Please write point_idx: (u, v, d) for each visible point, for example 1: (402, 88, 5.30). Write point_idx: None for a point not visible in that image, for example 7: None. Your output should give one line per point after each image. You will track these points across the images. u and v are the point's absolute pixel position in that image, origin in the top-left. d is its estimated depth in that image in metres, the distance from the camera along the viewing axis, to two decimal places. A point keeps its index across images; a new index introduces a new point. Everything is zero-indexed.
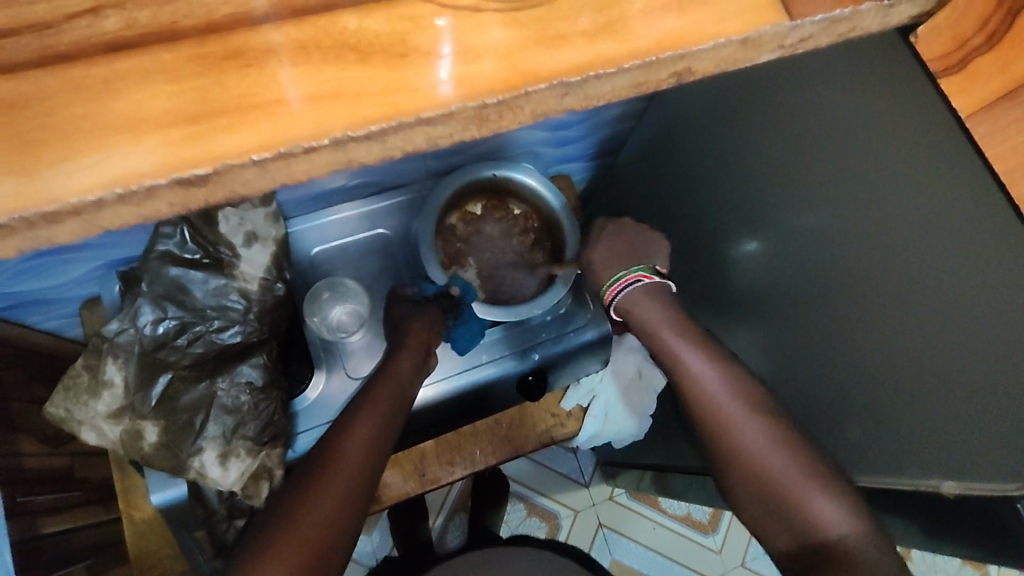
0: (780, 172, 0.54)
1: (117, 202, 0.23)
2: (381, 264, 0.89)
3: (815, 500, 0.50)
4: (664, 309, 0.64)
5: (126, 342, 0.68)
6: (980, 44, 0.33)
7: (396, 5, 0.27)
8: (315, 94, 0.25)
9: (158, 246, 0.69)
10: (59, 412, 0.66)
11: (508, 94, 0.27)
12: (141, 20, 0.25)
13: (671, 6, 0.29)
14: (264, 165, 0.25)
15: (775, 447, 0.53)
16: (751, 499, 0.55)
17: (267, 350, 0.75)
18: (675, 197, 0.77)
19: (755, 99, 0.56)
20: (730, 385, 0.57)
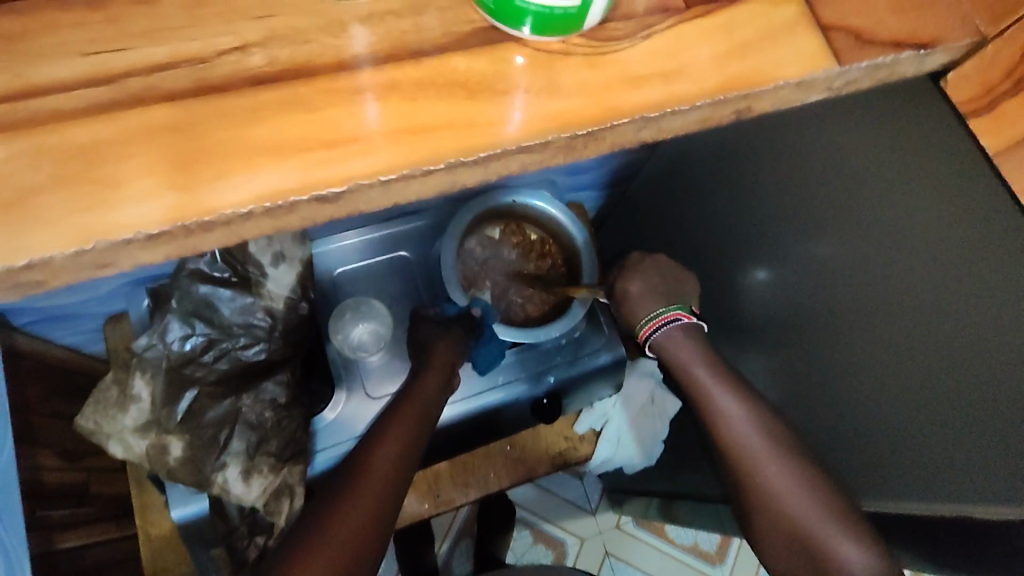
0: (794, 205, 0.58)
1: (262, 214, 0.27)
2: (399, 286, 0.92)
3: (840, 546, 0.52)
4: (696, 348, 0.66)
5: (154, 358, 0.71)
6: (1008, 89, 0.36)
7: (495, 49, 0.31)
8: (393, 130, 0.28)
9: (190, 265, 0.70)
10: (89, 425, 0.69)
11: (595, 127, 0.30)
12: (281, 57, 0.28)
13: (735, 53, 0.33)
14: (387, 185, 0.28)
15: (799, 490, 0.55)
16: (776, 539, 0.57)
17: (289, 369, 0.78)
18: (689, 225, 0.80)
19: (766, 139, 0.60)
20: (759, 427, 0.58)
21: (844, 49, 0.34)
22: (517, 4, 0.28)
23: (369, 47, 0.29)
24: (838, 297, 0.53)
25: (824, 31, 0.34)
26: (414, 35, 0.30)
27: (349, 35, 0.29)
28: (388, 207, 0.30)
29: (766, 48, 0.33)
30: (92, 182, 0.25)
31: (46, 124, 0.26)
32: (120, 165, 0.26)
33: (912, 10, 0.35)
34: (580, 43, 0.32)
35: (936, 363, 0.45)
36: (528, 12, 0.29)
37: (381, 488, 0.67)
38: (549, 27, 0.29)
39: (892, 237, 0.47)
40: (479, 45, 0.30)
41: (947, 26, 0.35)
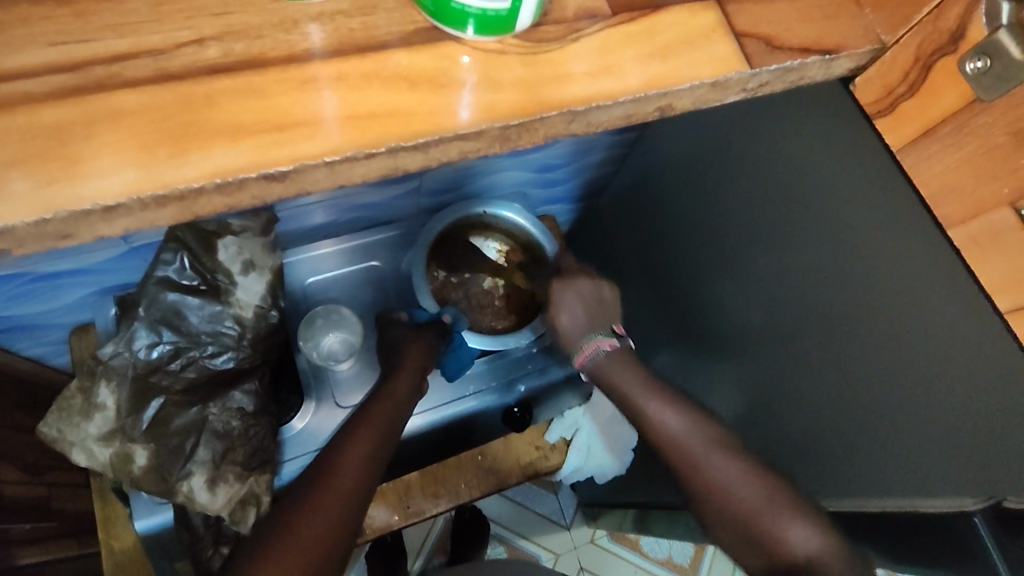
0: (737, 212, 0.62)
1: (214, 190, 0.29)
2: (371, 295, 0.94)
3: (787, 526, 0.54)
4: (626, 369, 0.65)
5: (120, 365, 0.70)
6: (904, 92, 0.40)
7: (436, 47, 0.33)
8: (343, 117, 0.31)
9: (158, 272, 0.70)
10: (52, 433, 0.68)
11: (526, 119, 0.33)
12: (236, 49, 0.31)
13: (656, 57, 0.36)
14: (333, 166, 0.30)
15: (747, 486, 0.57)
16: (731, 533, 0.58)
17: (257, 377, 0.78)
18: (649, 235, 0.84)
19: (716, 153, 0.64)
20: (700, 433, 0.60)
21: (756, 54, 0.38)
22: (458, 6, 0.31)
23: (320, 42, 0.32)
24: (783, 301, 0.57)
25: (739, 37, 0.38)
26: (362, 32, 0.33)
27: (301, 31, 0.32)
28: (335, 188, 0.32)
29: (686, 52, 0.37)
30: (57, 158, 0.28)
31: (13, 106, 0.28)
32: (83, 142, 0.28)
33: (817, 22, 0.39)
34: (515, 44, 0.35)
35: (865, 359, 0.49)
36: (468, 15, 0.32)
37: (344, 491, 0.67)
38: (488, 28, 0.32)
39: (834, 245, 0.50)
40: (422, 43, 0.33)
41: (847, 37, 0.40)
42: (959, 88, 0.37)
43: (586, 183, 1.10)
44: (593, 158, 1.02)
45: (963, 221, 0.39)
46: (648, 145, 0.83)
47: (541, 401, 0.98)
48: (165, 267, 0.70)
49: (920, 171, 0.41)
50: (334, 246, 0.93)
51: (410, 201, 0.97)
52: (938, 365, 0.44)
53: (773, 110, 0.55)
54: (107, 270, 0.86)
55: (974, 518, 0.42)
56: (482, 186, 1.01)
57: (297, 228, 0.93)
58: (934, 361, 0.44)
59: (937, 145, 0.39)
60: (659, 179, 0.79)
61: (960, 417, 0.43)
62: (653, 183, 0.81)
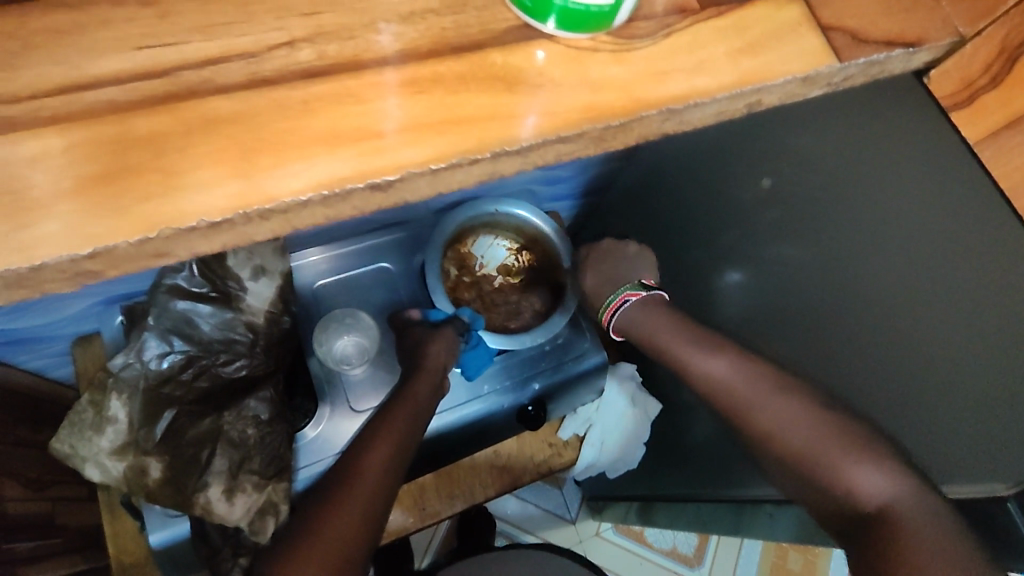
0: (764, 206, 0.61)
1: (321, 202, 0.27)
2: (382, 297, 0.92)
3: (854, 470, 0.51)
4: (659, 316, 0.71)
5: (131, 377, 0.67)
6: (985, 84, 0.40)
7: (526, 46, 0.32)
8: (409, 126, 0.29)
9: (167, 280, 0.69)
10: (64, 449, 0.66)
11: (626, 118, 0.32)
12: (328, 51, 0.29)
13: (746, 52, 0.35)
14: (437, 174, 0.29)
15: (798, 424, 0.55)
16: (792, 484, 0.56)
17: (272, 385, 0.76)
18: (671, 228, 0.83)
19: (748, 145, 0.63)
20: (741, 370, 0.61)
21: (843, 47, 0.37)
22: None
23: (413, 42, 0.30)
24: (813, 293, 0.56)
25: (825, 30, 0.37)
26: (454, 31, 0.31)
27: (388, 32, 0.30)
28: (433, 196, 0.30)
29: (775, 47, 0.36)
30: (151, 173, 0.26)
31: (104, 116, 0.26)
32: (179, 154, 0.26)
33: (900, 12, 0.39)
34: (606, 41, 0.33)
35: (895, 352, 0.48)
36: (554, 7, 0.30)
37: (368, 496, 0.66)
38: (580, 24, 0.31)
39: (870, 235, 0.50)
40: (514, 41, 0.32)
41: (933, 27, 0.39)
42: None
43: (590, 179, 1.09)
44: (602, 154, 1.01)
45: None
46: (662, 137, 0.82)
47: (555, 399, 0.95)
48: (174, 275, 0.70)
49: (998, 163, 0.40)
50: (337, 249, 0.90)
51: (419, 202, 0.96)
52: (968, 356, 0.43)
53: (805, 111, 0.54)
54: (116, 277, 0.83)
55: (1008, 503, 0.41)
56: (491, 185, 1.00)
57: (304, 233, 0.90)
58: (960, 350, 0.43)
59: (1022, 136, 0.39)
60: (675, 171, 0.78)
61: (981, 407, 0.42)
62: (668, 176, 0.81)
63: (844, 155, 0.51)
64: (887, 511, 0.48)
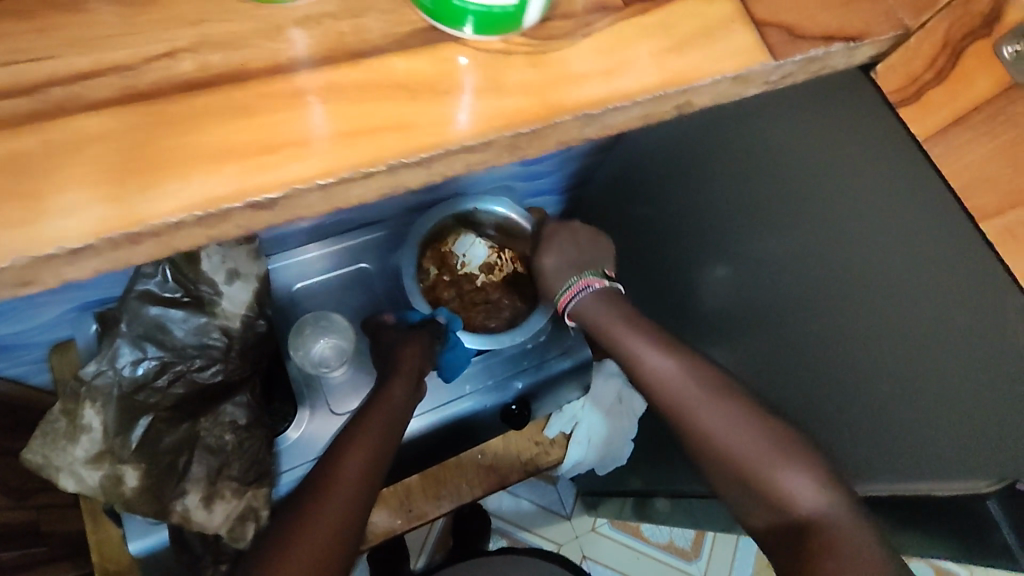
0: (744, 201, 0.60)
1: (194, 223, 0.26)
2: (361, 299, 0.90)
3: (788, 478, 0.54)
4: (609, 306, 0.67)
5: (104, 385, 0.65)
6: (930, 79, 0.38)
7: (435, 49, 0.30)
8: (342, 131, 0.27)
9: (137, 286, 0.67)
10: (37, 460, 0.62)
11: (539, 125, 0.30)
12: (212, 61, 0.27)
13: (673, 49, 0.33)
14: (326, 190, 0.27)
15: (739, 432, 0.57)
16: (724, 480, 0.58)
17: (248, 390, 0.75)
18: (647, 224, 0.81)
19: (723, 135, 0.61)
20: (690, 374, 0.60)
21: (777, 44, 0.35)
22: (456, 4, 0.28)
23: (310, 48, 0.29)
24: (794, 289, 0.55)
25: (759, 26, 0.35)
26: (353, 35, 0.29)
27: (297, 38, 0.29)
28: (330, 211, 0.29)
29: (705, 44, 0.34)
30: (12, 196, 0.24)
31: None
32: (43, 175, 0.25)
33: (841, 5, 0.37)
34: (521, 42, 0.31)
35: (875, 348, 0.48)
36: (469, 12, 0.28)
37: (347, 496, 0.64)
38: (494, 27, 0.29)
39: (847, 229, 0.49)
40: (420, 45, 0.30)
41: (874, 21, 0.37)
42: (992, 74, 0.35)
43: (573, 174, 1.07)
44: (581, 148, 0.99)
45: (999, 212, 0.37)
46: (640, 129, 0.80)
47: (539, 397, 0.93)
48: (145, 281, 0.67)
49: (949, 162, 0.38)
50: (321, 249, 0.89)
51: (396, 202, 0.96)
52: (949, 356, 0.43)
53: (777, 101, 0.53)
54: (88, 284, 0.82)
55: (988, 500, 0.42)
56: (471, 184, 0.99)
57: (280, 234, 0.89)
58: (938, 350, 0.44)
59: (968, 133, 0.37)
60: (653, 163, 0.76)
61: (972, 402, 0.42)
62: (644, 169, 0.79)
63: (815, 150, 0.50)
64: (818, 519, 0.51)
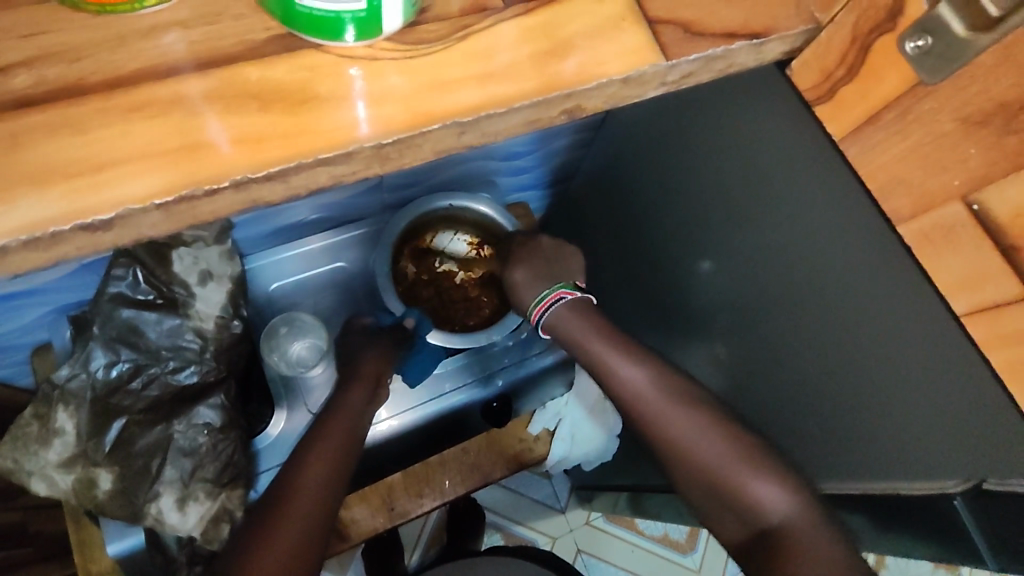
0: (714, 192, 0.57)
1: (23, 247, 0.25)
2: (335, 299, 0.86)
3: (756, 487, 0.52)
4: (582, 319, 0.63)
5: (77, 388, 0.66)
6: (842, 76, 0.36)
7: (297, 56, 0.29)
8: (240, 137, 0.28)
9: (109, 288, 0.66)
10: (8, 463, 0.63)
11: (403, 135, 0.29)
12: (50, 76, 0.27)
13: (557, 52, 0.32)
14: (166, 209, 0.26)
15: (709, 442, 0.54)
16: (694, 491, 0.55)
17: (225, 391, 0.71)
18: (626, 218, 0.79)
19: (693, 122, 0.58)
20: (658, 383, 0.57)
21: (672, 42, 0.33)
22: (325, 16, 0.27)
23: (170, 55, 0.28)
24: (763, 285, 0.54)
25: (652, 24, 0.33)
26: (205, 44, 0.28)
27: (170, 41, 0.28)
28: (180, 227, 0.28)
29: (593, 44, 0.32)
30: None
31: None
32: None
33: None
34: (389, 47, 0.30)
35: (847, 348, 0.47)
36: (345, 20, 0.27)
37: (313, 504, 0.62)
38: (370, 29, 0.28)
39: (806, 225, 0.48)
40: (278, 53, 0.29)
41: (781, 15, 0.35)
42: (900, 73, 0.33)
43: (555, 168, 1.00)
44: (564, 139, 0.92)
45: (914, 216, 0.36)
46: (615, 119, 0.77)
47: (521, 393, 0.89)
48: (117, 283, 0.66)
49: (866, 161, 0.37)
50: (324, 240, 0.84)
51: (373, 199, 0.89)
52: (922, 353, 0.41)
53: (733, 90, 0.51)
54: (62, 286, 0.76)
55: (955, 499, 0.42)
56: (451, 177, 0.92)
57: (254, 233, 0.84)
58: (906, 347, 0.42)
59: (882, 132, 0.35)
60: (633, 152, 0.73)
61: (941, 402, 0.41)
62: (626, 159, 0.76)
63: (769, 144, 0.49)
64: (785, 526, 0.50)
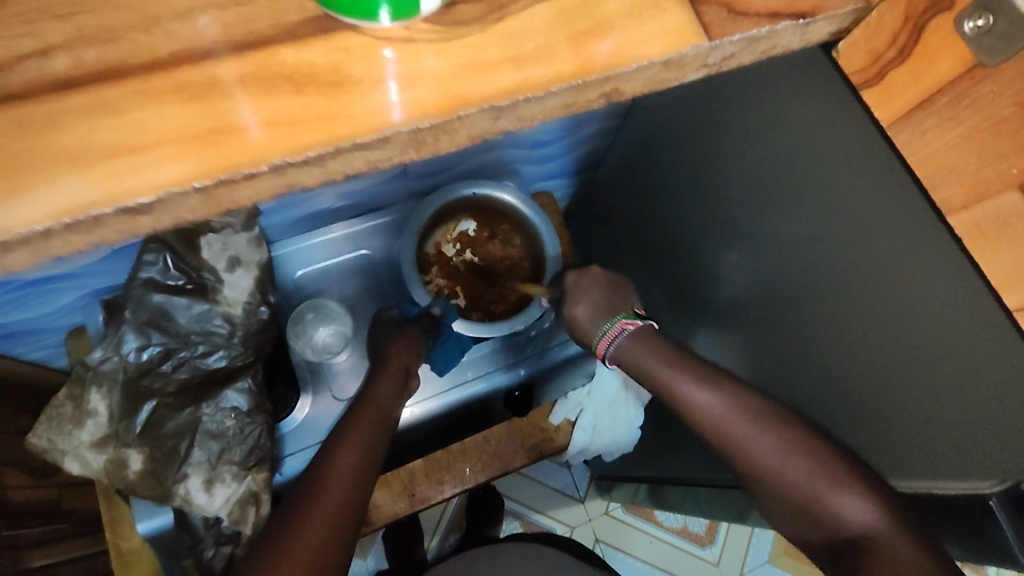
0: (748, 179, 0.56)
1: (65, 231, 0.25)
2: (362, 286, 0.85)
3: (841, 502, 0.50)
4: (651, 349, 0.63)
5: (109, 370, 0.67)
6: (892, 57, 0.35)
7: (332, 38, 0.29)
8: (272, 121, 0.27)
9: (141, 273, 0.67)
10: (43, 443, 0.65)
11: (439, 119, 0.29)
12: (87, 59, 0.27)
13: (597, 32, 0.31)
14: (205, 192, 0.27)
15: (785, 458, 0.53)
16: (778, 504, 0.55)
17: (253, 374, 0.72)
18: (655, 206, 0.77)
19: (729, 110, 0.57)
20: (730, 402, 0.56)
21: (715, 22, 0.32)
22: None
23: (207, 38, 0.27)
24: (798, 276, 0.52)
25: (695, 4, 0.32)
26: (240, 26, 0.28)
27: (204, 23, 0.28)
28: (219, 211, 0.28)
29: (632, 25, 0.31)
30: None
31: None
32: None
33: None
34: (425, 29, 0.29)
35: (879, 341, 0.46)
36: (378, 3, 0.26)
37: (341, 493, 0.63)
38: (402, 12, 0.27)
39: (844, 214, 0.46)
40: (313, 34, 0.28)
41: None
42: (955, 53, 0.32)
43: (583, 154, 0.98)
44: (592, 126, 0.90)
45: (966, 206, 0.34)
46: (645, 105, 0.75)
47: (543, 384, 0.89)
48: (149, 268, 0.67)
49: (915, 148, 0.35)
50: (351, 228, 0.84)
51: (398, 187, 0.88)
52: (957, 343, 0.40)
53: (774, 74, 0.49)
54: (96, 269, 0.77)
55: (989, 501, 0.40)
56: (476, 165, 0.91)
57: (282, 220, 0.84)
58: (949, 332, 0.40)
59: (933, 119, 0.34)
60: (665, 140, 0.71)
61: (978, 401, 0.40)
62: (655, 146, 0.74)
63: (810, 129, 0.47)
64: (872, 538, 0.48)
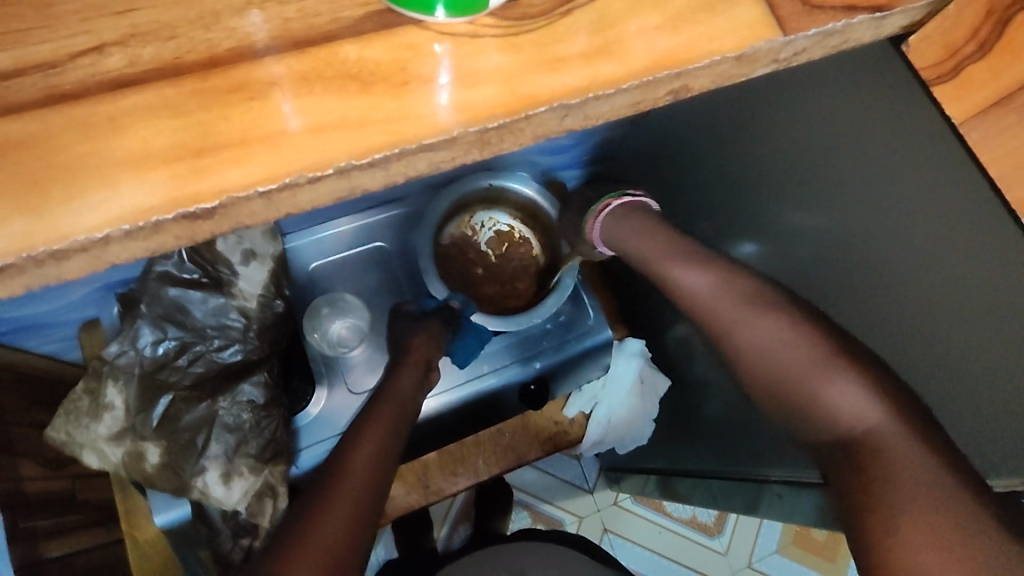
0: (774, 174, 0.54)
1: (125, 238, 0.24)
2: (381, 280, 0.84)
3: (833, 390, 0.45)
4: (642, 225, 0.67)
5: (126, 364, 0.65)
6: (971, 52, 0.34)
7: (392, 34, 0.27)
8: (317, 125, 0.26)
9: (157, 266, 0.65)
10: (60, 436, 0.62)
11: (509, 119, 0.27)
12: (144, 56, 0.25)
13: (666, 26, 0.29)
14: (269, 197, 0.25)
15: (784, 345, 0.49)
16: (766, 396, 0.50)
17: (267, 369, 0.72)
18: (678, 200, 0.75)
19: (754, 104, 0.54)
20: (723, 286, 0.54)
21: (790, 15, 0.31)
22: None
23: (263, 35, 0.26)
24: (827, 276, 0.50)
25: None
26: (299, 21, 0.26)
27: (256, 20, 0.26)
28: (279, 216, 0.27)
29: (703, 19, 0.30)
30: None
31: None
32: None
33: None
34: (490, 23, 0.28)
35: (910, 352, 0.44)
36: None
37: (358, 487, 0.59)
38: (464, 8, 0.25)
39: (875, 217, 0.43)
40: (375, 30, 0.27)
41: None
42: None
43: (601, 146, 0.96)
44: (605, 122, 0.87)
45: None
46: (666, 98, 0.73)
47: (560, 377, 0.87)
48: (163, 261, 0.65)
49: (988, 146, 0.33)
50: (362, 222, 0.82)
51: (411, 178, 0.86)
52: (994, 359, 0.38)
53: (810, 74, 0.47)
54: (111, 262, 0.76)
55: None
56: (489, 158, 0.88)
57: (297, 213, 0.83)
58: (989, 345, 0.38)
59: (1014, 115, 0.33)
60: (687, 133, 0.69)
61: None
62: (677, 139, 0.72)
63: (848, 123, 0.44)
64: (869, 435, 0.42)
